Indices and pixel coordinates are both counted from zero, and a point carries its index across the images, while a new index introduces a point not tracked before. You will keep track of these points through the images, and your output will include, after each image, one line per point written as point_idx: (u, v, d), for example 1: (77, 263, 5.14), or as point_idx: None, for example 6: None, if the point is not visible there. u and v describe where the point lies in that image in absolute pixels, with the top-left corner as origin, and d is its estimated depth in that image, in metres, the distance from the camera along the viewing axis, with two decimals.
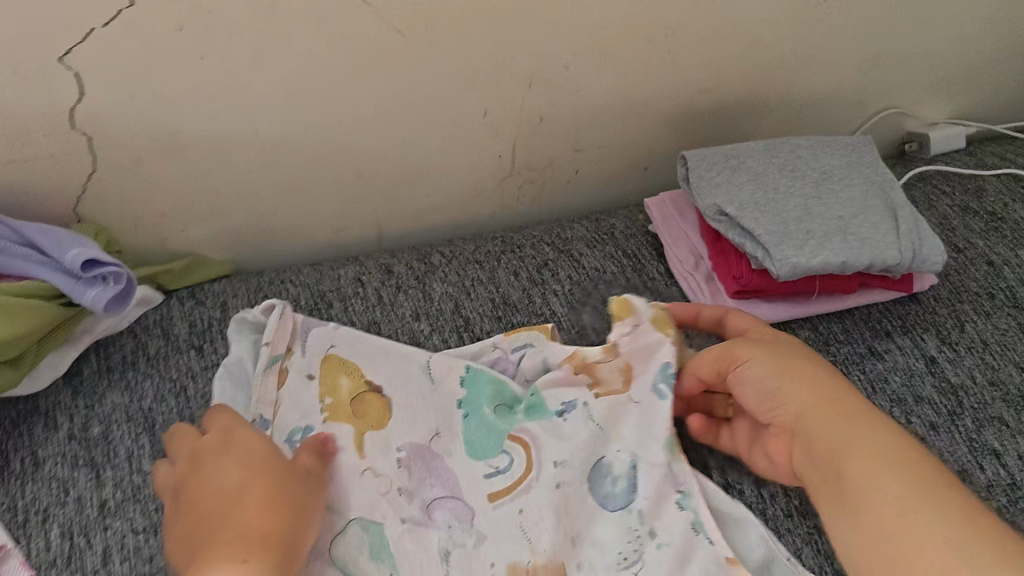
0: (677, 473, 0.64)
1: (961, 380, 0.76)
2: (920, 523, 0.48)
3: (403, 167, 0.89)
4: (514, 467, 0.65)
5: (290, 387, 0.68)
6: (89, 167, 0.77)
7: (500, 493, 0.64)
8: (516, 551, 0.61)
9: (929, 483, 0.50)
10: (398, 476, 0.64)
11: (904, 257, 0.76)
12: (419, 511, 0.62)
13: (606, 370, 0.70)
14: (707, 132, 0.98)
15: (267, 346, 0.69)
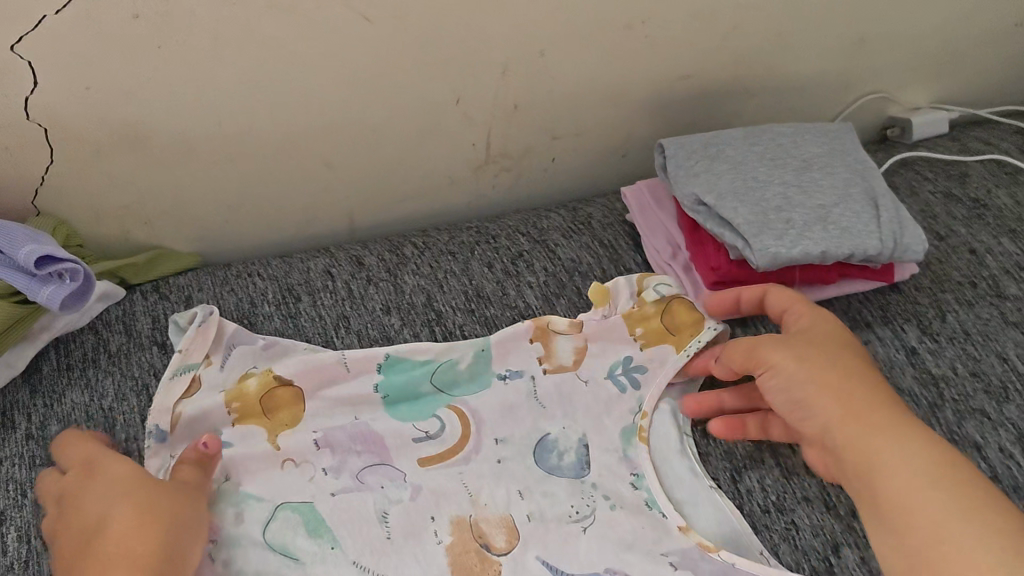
0: (633, 458, 0.71)
1: (943, 372, 0.75)
2: (955, 528, 0.52)
3: (373, 157, 0.87)
4: (446, 435, 0.71)
5: (201, 391, 0.70)
6: (46, 159, 0.75)
7: (430, 460, 0.70)
8: (459, 507, 0.67)
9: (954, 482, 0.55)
10: (320, 457, 0.69)
11: (886, 247, 0.74)
12: (344, 481, 0.68)
13: (563, 346, 0.77)
14: (686, 118, 0.96)
15: (179, 353, 0.70)
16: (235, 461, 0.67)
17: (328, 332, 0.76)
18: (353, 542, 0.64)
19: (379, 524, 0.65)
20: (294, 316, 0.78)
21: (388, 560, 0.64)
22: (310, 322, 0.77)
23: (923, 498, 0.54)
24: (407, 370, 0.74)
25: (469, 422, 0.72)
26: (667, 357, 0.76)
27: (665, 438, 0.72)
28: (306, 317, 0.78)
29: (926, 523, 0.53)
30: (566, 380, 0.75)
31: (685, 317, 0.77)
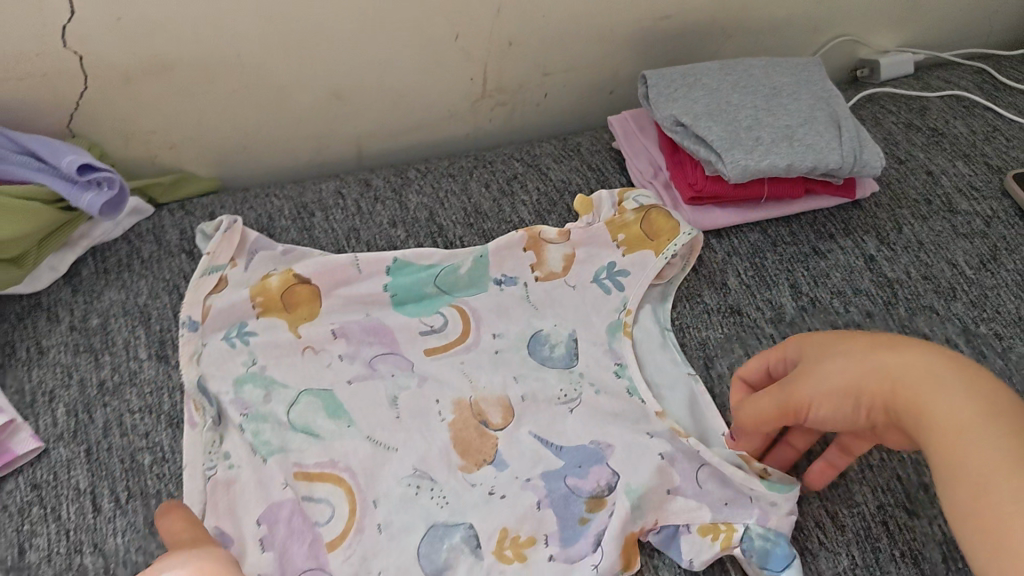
0: (618, 349, 0.78)
1: (897, 275, 0.82)
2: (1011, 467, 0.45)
3: (380, 89, 0.94)
4: (450, 329, 0.79)
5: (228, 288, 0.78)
6: (81, 86, 0.81)
7: (436, 350, 0.78)
8: (460, 391, 0.75)
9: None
10: (338, 345, 0.77)
11: (846, 161, 0.81)
12: (359, 369, 0.75)
13: (553, 254, 0.84)
14: (668, 56, 1.03)
15: (207, 256, 0.78)
16: (262, 348, 0.75)
17: (341, 243, 0.84)
18: (369, 421, 0.72)
19: (390, 407, 0.73)
20: (309, 229, 0.85)
21: (399, 435, 0.71)
22: (324, 235, 0.85)
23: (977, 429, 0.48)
24: (412, 273, 0.81)
25: (468, 318, 0.80)
26: (647, 261, 0.82)
27: (651, 336, 0.79)
28: (320, 230, 0.85)
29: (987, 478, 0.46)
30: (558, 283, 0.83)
31: (663, 225, 0.83)
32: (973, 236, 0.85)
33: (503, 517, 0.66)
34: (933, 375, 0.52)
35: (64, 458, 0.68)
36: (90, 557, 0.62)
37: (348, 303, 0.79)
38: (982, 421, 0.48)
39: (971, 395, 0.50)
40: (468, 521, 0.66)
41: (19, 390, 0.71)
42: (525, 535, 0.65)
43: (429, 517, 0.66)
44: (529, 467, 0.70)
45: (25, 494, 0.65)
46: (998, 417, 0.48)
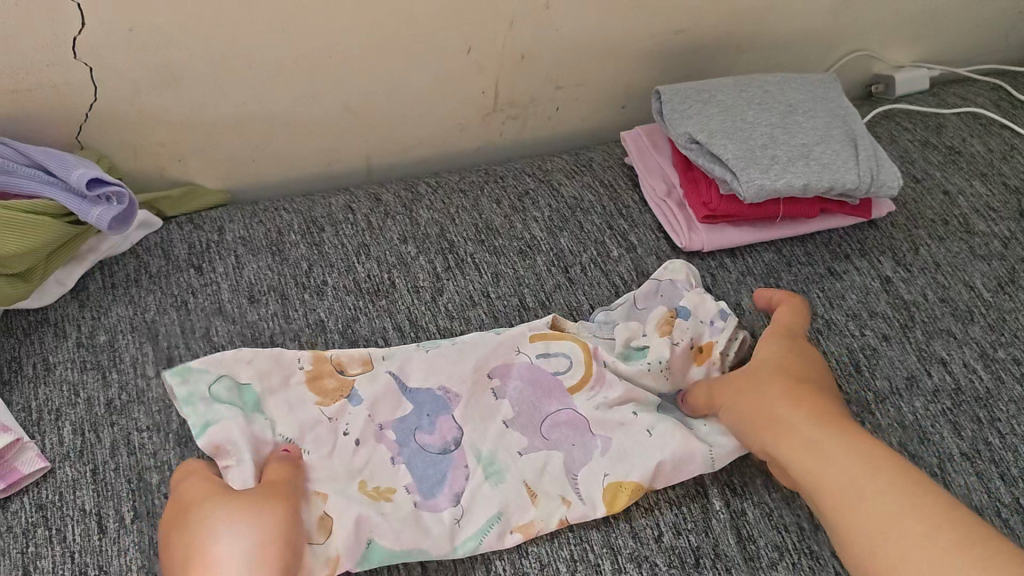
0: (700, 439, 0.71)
1: (914, 297, 0.81)
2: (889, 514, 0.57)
3: (390, 101, 0.92)
4: (533, 461, 0.70)
5: (234, 417, 0.67)
6: (90, 97, 0.80)
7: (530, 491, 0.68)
8: (526, 515, 0.66)
9: (917, 494, 0.58)
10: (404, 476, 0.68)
11: (862, 181, 0.81)
12: (368, 429, 0.70)
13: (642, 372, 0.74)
14: (682, 70, 1.02)
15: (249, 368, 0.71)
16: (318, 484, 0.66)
17: (350, 259, 0.83)
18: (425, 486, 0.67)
19: (452, 502, 0.67)
20: (319, 244, 0.84)
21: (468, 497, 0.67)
22: (333, 250, 0.84)
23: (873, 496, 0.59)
24: (474, 384, 0.73)
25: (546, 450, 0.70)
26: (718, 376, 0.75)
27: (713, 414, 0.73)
28: (330, 245, 0.84)
29: (874, 538, 0.57)
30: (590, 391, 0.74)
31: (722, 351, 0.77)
32: (990, 257, 0.85)
33: (513, 474, 0.69)
34: (847, 462, 0.61)
35: (69, 477, 0.67)
36: None
37: (369, 420, 0.70)
38: (884, 498, 0.58)
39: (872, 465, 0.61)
40: (507, 522, 0.66)
41: (25, 408, 0.71)
42: (541, 496, 0.67)
43: (486, 534, 0.65)
44: (581, 515, 0.66)
45: (30, 515, 0.65)
46: (901, 494, 0.58)
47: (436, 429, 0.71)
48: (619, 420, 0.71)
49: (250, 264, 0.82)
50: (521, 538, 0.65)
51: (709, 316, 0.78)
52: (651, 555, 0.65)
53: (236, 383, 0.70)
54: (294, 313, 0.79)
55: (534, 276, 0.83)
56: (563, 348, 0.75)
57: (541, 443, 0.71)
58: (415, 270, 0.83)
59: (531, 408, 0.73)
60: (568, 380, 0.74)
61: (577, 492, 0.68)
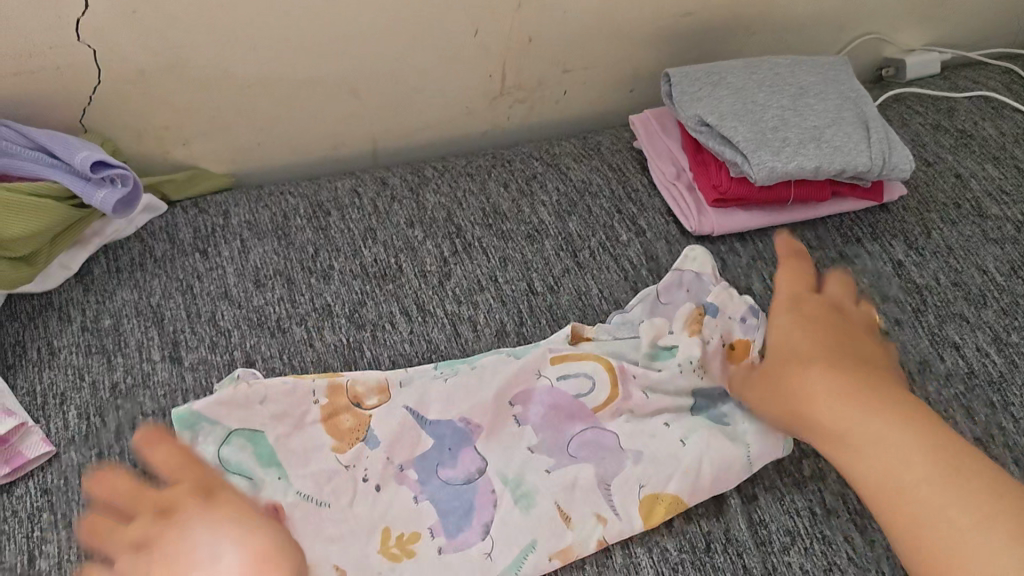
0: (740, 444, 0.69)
1: (926, 282, 0.81)
2: (927, 493, 0.56)
3: (396, 83, 0.91)
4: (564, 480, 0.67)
5: (248, 487, 0.65)
6: (93, 80, 0.79)
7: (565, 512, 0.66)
8: (564, 536, 0.65)
9: (956, 474, 0.56)
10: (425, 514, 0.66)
11: (874, 164, 0.80)
12: (387, 471, 0.68)
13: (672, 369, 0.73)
14: (690, 53, 1.01)
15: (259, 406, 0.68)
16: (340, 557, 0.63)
17: (357, 243, 0.83)
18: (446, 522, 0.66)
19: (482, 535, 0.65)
20: (325, 228, 0.84)
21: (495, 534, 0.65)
22: (340, 234, 0.83)
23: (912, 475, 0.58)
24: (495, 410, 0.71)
25: (575, 469, 0.68)
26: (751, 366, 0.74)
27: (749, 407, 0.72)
28: (336, 229, 0.84)
29: (916, 515, 0.56)
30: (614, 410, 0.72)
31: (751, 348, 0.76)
32: (1003, 241, 0.84)
33: (543, 495, 0.67)
34: (882, 442, 0.60)
35: (75, 462, 0.67)
36: None
37: (387, 460, 0.68)
38: (921, 477, 0.57)
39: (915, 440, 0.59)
40: (544, 548, 0.64)
41: (30, 392, 0.70)
42: (577, 513, 0.66)
43: (521, 567, 0.63)
44: (620, 531, 0.65)
45: (35, 499, 0.65)
46: (943, 473, 0.57)
47: (458, 463, 0.69)
48: (652, 430, 0.70)
49: (255, 248, 0.81)
50: (560, 563, 0.64)
51: (737, 311, 0.77)
52: (662, 540, 0.65)
53: (248, 433, 0.68)
54: (301, 298, 0.78)
55: (542, 260, 0.82)
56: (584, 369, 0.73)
57: (569, 458, 0.69)
58: (422, 254, 0.82)
59: (558, 435, 0.70)
60: (590, 402, 0.71)
61: (614, 505, 0.66)
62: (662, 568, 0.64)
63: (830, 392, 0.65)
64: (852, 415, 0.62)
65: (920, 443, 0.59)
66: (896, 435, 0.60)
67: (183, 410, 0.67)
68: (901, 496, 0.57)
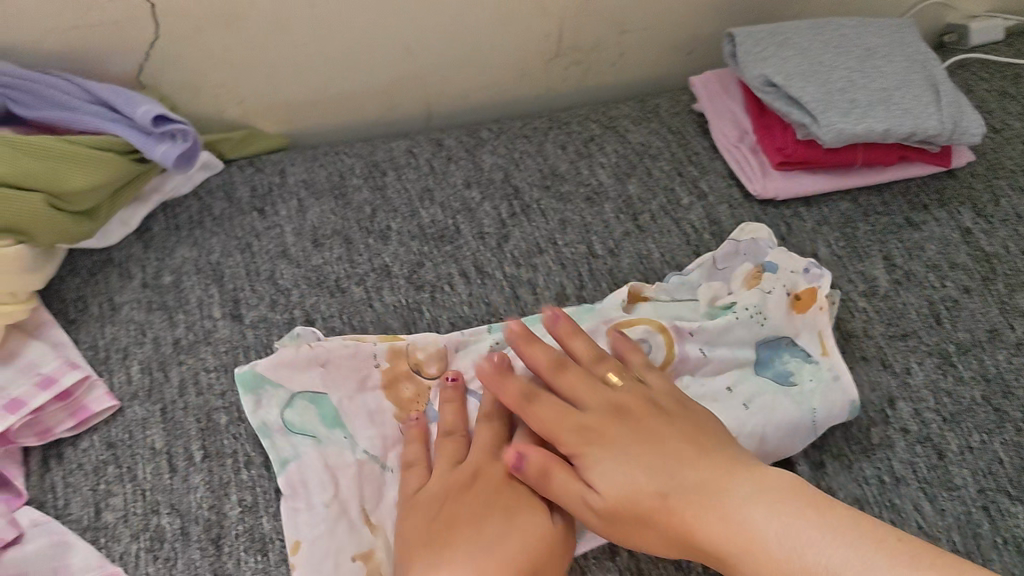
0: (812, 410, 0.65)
1: (995, 250, 0.79)
2: (780, 527, 0.51)
3: (452, 43, 0.90)
4: None
5: (308, 449, 0.64)
6: (152, 36, 0.79)
7: None
8: None
9: (794, 508, 0.52)
10: None
11: (945, 128, 0.78)
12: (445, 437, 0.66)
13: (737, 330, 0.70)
14: (750, 15, 0.99)
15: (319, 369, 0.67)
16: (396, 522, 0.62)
17: (414, 204, 0.82)
18: None
19: None
20: (382, 188, 0.83)
21: None
22: (397, 195, 0.82)
23: (744, 499, 0.54)
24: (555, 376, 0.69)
25: None
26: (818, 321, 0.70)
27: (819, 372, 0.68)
28: (393, 189, 0.83)
29: (789, 560, 0.50)
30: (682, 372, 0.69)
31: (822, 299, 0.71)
32: None
33: None
34: (702, 477, 0.56)
35: (139, 416, 0.67)
36: (167, 518, 0.62)
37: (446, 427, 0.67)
38: (768, 527, 0.52)
39: (754, 491, 0.54)
40: None
41: (93, 347, 0.70)
42: None
43: (584, 530, 0.61)
44: None
45: (100, 453, 0.65)
46: (781, 507, 0.53)
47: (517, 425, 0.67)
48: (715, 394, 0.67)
49: (313, 208, 0.81)
50: None
51: (800, 264, 0.73)
52: None
53: (310, 394, 0.66)
54: (359, 257, 0.77)
55: (601, 223, 0.81)
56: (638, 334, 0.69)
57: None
58: (480, 215, 0.81)
59: None
60: None
61: None
62: None
63: (625, 461, 0.58)
64: (598, 465, 0.59)
65: (779, 492, 0.54)
66: (710, 470, 0.56)
67: (248, 371, 0.66)
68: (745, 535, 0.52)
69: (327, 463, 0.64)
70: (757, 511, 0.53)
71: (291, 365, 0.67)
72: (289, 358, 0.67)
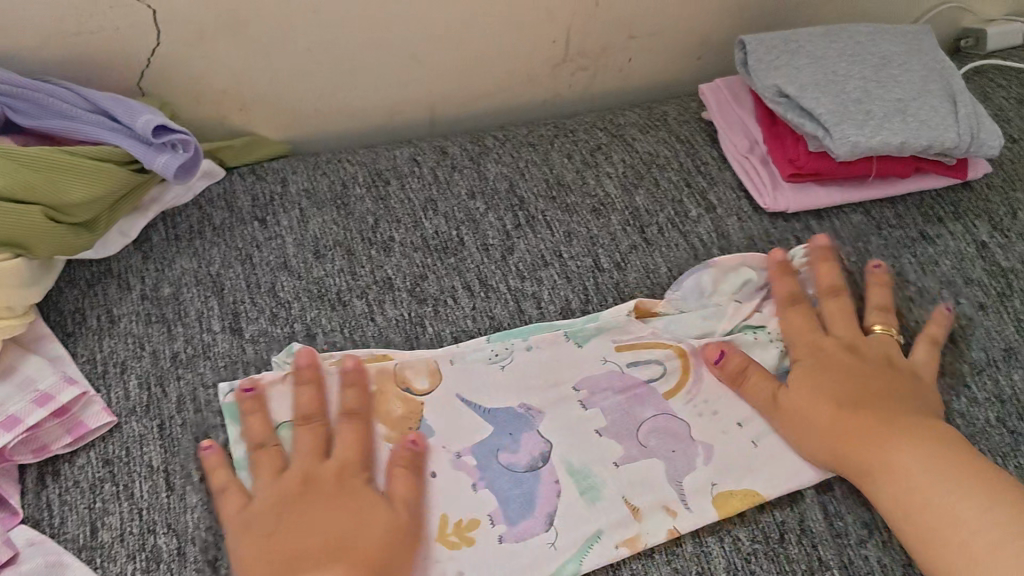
0: None
1: (1012, 265, 0.77)
2: (948, 499, 0.59)
3: (458, 49, 0.89)
4: (632, 469, 0.66)
5: None
6: (153, 42, 0.77)
7: (635, 504, 0.65)
8: (630, 527, 0.63)
9: (980, 481, 0.60)
10: (487, 502, 0.64)
11: (962, 140, 0.76)
12: (444, 460, 0.66)
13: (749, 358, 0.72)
14: (761, 20, 0.97)
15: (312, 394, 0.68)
16: None
17: (417, 214, 0.80)
18: (512, 509, 0.64)
19: (546, 522, 0.63)
20: (385, 197, 0.82)
21: (565, 521, 0.63)
22: (400, 205, 0.81)
23: (933, 468, 0.61)
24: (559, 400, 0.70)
25: (642, 459, 0.67)
26: None
27: None
28: (396, 199, 0.82)
29: (978, 533, 0.57)
30: (688, 396, 0.70)
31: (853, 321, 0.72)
32: None
33: (611, 488, 0.65)
34: (884, 434, 0.64)
35: (136, 432, 0.66)
36: (164, 538, 0.61)
37: (445, 449, 0.66)
38: (938, 479, 0.61)
39: (932, 456, 0.62)
40: (610, 538, 0.63)
41: (90, 360, 0.69)
42: (644, 503, 0.65)
43: (585, 557, 0.62)
44: (690, 524, 0.63)
45: (96, 470, 0.64)
46: (979, 484, 0.60)
47: (520, 448, 0.67)
48: (722, 428, 0.69)
49: (315, 218, 0.80)
50: (628, 554, 0.62)
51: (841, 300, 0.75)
52: (733, 529, 0.64)
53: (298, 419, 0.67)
54: (361, 269, 0.76)
55: (608, 235, 0.79)
56: (652, 355, 0.72)
57: (639, 450, 0.67)
58: (484, 226, 0.80)
59: (624, 419, 0.69)
60: (662, 387, 0.71)
61: (683, 499, 0.65)
62: (734, 558, 0.62)
63: (828, 391, 0.67)
64: (806, 394, 0.68)
65: (956, 474, 0.61)
66: (921, 447, 0.62)
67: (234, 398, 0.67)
68: (940, 502, 0.60)
69: None
70: (962, 483, 0.60)
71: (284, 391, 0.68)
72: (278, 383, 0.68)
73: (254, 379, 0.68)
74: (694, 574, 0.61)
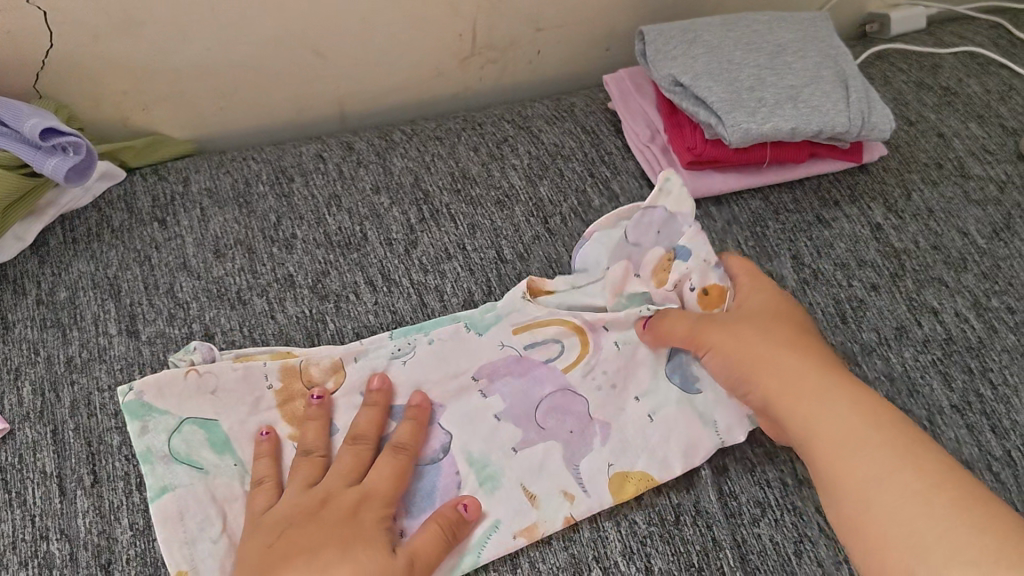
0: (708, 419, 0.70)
1: (905, 245, 0.79)
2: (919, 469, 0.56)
3: (364, 43, 0.88)
4: (530, 456, 0.67)
5: (196, 481, 0.63)
6: (45, 44, 0.76)
7: (532, 492, 0.65)
8: (527, 516, 0.64)
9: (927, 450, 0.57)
10: None
11: (853, 124, 0.77)
12: None
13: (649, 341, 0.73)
14: (667, 9, 0.98)
15: (214, 393, 0.67)
16: None
17: (321, 211, 0.80)
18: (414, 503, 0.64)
19: None
20: (288, 195, 0.81)
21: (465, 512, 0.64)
22: (303, 202, 0.81)
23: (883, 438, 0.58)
24: (460, 390, 0.70)
25: (539, 445, 0.68)
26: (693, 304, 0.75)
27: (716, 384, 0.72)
28: (299, 196, 0.81)
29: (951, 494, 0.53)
30: (586, 369, 0.72)
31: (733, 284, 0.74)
32: (985, 203, 0.82)
33: (510, 477, 0.66)
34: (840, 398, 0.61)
35: (29, 439, 0.65)
36: (56, 544, 0.60)
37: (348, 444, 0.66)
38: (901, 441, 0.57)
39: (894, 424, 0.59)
40: (507, 528, 0.63)
41: None
42: (540, 491, 0.65)
43: (484, 548, 0.62)
44: (587, 508, 0.64)
45: None
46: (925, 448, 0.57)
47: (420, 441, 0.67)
48: (619, 405, 0.70)
49: (216, 217, 0.79)
50: (525, 542, 0.62)
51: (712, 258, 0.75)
52: (630, 513, 0.65)
53: (200, 419, 0.66)
54: (262, 268, 0.76)
55: (511, 226, 0.80)
56: (550, 334, 0.73)
57: (537, 433, 0.68)
58: (388, 221, 0.80)
59: (522, 403, 0.70)
60: (561, 364, 0.72)
61: (580, 484, 0.66)
62: (631, 542, 0.63)
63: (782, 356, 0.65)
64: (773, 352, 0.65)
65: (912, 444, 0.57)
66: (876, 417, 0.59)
67: (133, 400, 0.65)
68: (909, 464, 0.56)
69: (214, 494, 0.63)
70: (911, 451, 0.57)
71: (182, 387, 0.66)
72: (175, 379, 0.66)
73: (155, 379, 0.66)
74: (590, 559, 0.62)
